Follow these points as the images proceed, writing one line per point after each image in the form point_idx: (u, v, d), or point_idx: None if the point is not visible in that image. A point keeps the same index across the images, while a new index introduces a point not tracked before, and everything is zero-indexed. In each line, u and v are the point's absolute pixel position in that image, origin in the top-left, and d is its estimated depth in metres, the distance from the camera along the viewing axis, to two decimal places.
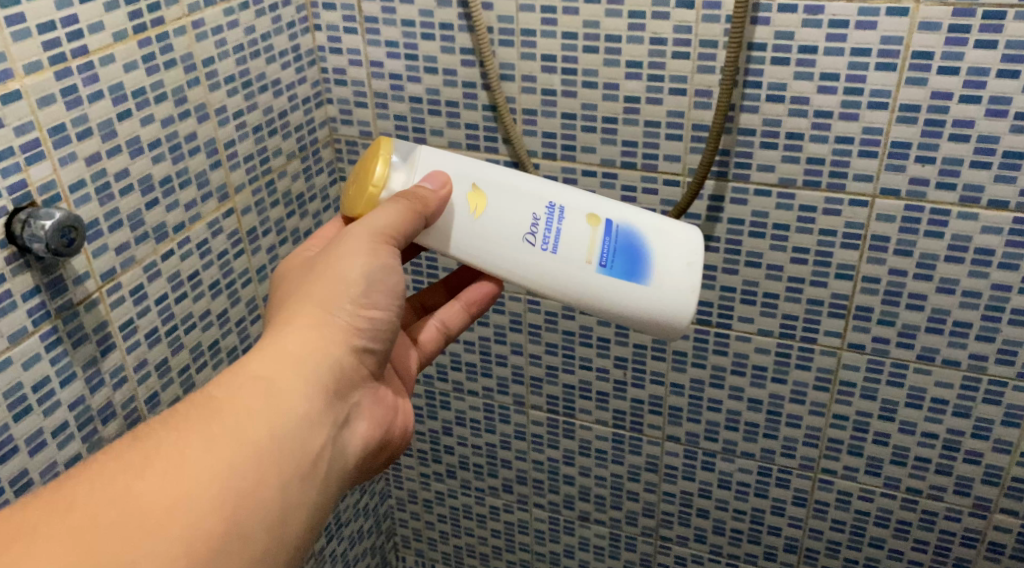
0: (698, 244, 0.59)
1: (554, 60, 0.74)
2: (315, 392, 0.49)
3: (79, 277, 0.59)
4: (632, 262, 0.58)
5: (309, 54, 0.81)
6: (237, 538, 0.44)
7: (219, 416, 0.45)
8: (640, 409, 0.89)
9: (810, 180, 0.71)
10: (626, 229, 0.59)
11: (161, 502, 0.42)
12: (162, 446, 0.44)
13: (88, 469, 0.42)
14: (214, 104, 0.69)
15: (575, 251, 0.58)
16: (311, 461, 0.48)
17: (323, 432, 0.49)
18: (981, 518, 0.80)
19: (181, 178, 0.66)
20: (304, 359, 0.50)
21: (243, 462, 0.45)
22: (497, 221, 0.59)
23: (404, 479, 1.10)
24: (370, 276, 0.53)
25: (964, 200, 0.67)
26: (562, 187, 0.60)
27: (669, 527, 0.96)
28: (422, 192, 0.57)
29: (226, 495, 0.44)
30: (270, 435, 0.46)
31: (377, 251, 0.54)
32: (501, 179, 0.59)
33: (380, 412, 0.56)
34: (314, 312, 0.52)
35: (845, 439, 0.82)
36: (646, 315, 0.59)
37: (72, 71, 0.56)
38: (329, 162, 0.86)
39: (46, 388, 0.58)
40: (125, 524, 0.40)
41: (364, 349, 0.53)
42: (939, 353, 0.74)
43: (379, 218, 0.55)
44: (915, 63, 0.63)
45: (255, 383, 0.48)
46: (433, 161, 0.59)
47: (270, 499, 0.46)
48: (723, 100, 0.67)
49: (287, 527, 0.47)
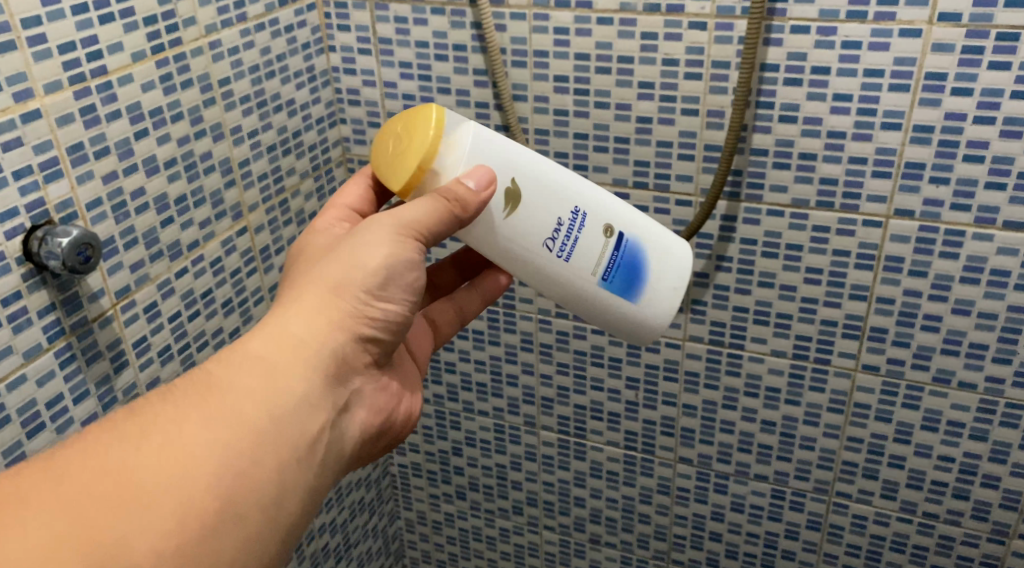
0: (687, 267, 0.62)
1: (566, 81, 0.74)
2: (318, 376, 0.49)
3: (94, 294, 0.59)
4: (630, 279, 0.60)
5: (323, 75, 0.81)
6: (230, 519, 0.44)
7: (216, 397, 0.45)
8: (651, 430, 0.89)
9: (823, 201, 0.70)
10: (634, 244, 0.59)
11: (155, 480, 0.41)
12: (160, 422, 0.43)
13: (83, 440, 0.42)
14: (230, 123, 0.69)
15: (584, 262, 0.58)
16: (307, 445, 0.48)
17: (321, 417, 0.49)
18: (999, 544, 0.79)
19: (196, 197, 0.67)
20: (308, 343, 0.49)
21: (239, 443, 0.45)
22: (523, 222, 0.57)
23: (414, 500, 1.09)
24: (391, 267, 0.51)
25: (979, 221, 0.66)
26: (590, 191, 0.58)
27: (682, 551, 0.95)
28: (461, 191, 0.53)
29: (221, 476, 0.43)
30: (269, 417, 0.46)
31: (396, 239, 0.52)
32: (537, 181, 0.56)
33: (383, 399, 0.55)
34: (323, 297, 0.50)
35: (860, 462, 0.81)
36: (622, 323, 0.62)
37: (91, 91, 0.56)
38: (341, 181, 0.87)
39: (59, 405, 0.58)
40: (116, 499, 0.40)
41: (376, 337, 0.52)
42: (955, 375, 0.73)
43: (411, 211, 0.52)
44: (929, 84, 0.63)
45: (258, 363, 0.47)
46: (476, 154, 0.55)
47: (266, 482, 0.45)
48: (735, 121, 0.67)
49: (281, 511, 0.46)
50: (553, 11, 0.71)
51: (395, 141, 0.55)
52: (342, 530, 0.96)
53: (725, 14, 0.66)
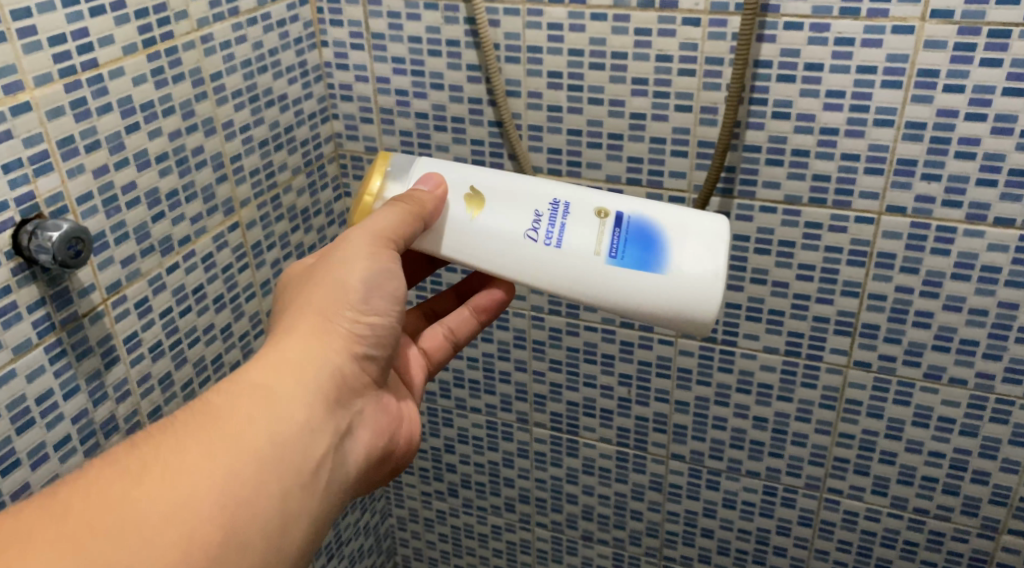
0: (725, 234, 0.57)
1: (559, 77, 0.74)
2: (317, 399, 0.49)
3: (85, 289, 0.59)
4: (645, 251, 0.57)
5: (315, 70, 0.81)
6: (237, 547, 0.43)
7: (215, 424, 0.45)
8: (644, 427, 0.89)
9: (816, 197, 0.71)
10: (635, 219, 0.58)
11: (159, 510, 0.41)
12: (161, 453, 0.43)
13: (83, 476, 0.41)
14: (221, 118, 0.69)
15: (583, 243, 0.57)
16: (311, 469, 0.48)
17: (323, 439, 0.49)
18: (989, 539, 0.80)
19: (188, 192, 0.67)
20: (304, 367, 0.49)
21: (242, 469, 0.44)
22: (499, 218, 0.58)
23: (406, 497, 1.09)
24: (375, 281, 0.52)
25: (970, 217, 0.67)
26: (568, 186, 0.59)
27: (673, 548, 0.95)
28: (418, 194, 0.57)
29: (225, 502, 0.43)
30: (270, 440, 0.46)
31: (379, 254, 0.53)
32: (500, 181, 0.59)
33: (384, 421, 0.55)
34: (314, 321, 0.51)
35: (851, 458, 0.81)
36: (663, 306, 0.57)
37: (82, 84, 0.56)
38: (333, 177, 0.86)
39: (49, 401, 0.58)
40: (119, 532, 0.40)
41: (368, 352, 0.52)
42: (946, 371, 0.73)
43: (379, 219, 0.54)
44: (921, 81, 0.63)
45: (255, 391, 0.47)
46: (428, 166, 0.60)
47: (272, 506, 0.45)
48: (729, 116, 0.67)
49: (288, 538, 0.46)
50: (546, 7, 0.71)
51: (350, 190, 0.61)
52: (333, 530, 0.96)
53: (720, 10, 0.66)
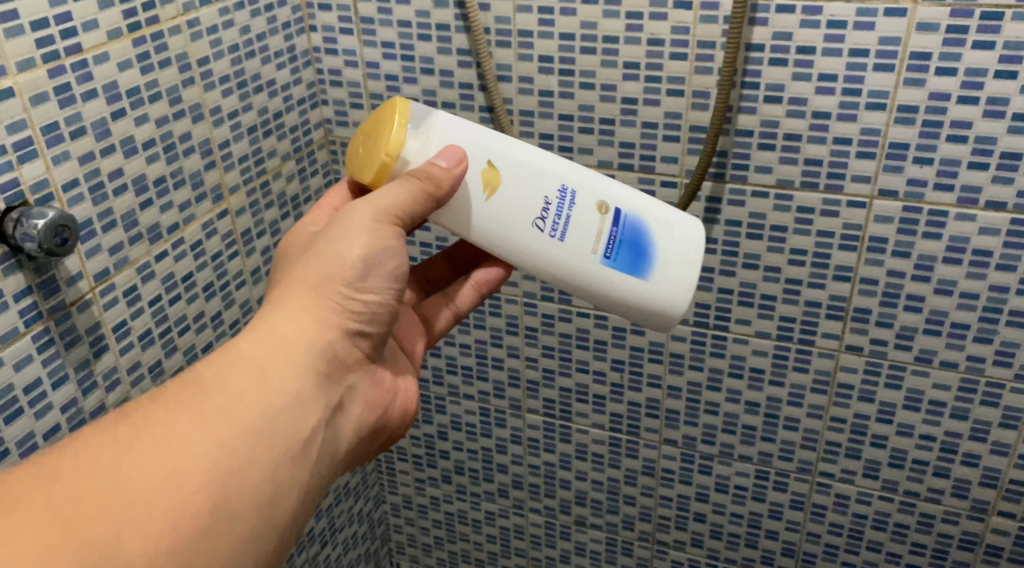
0: (700, 242, 0.59)
1: (551, 61, 0.73)
2: (308, 373, 0.48)
3: (72, 277, 0.58)
4: (635, 257, 0.58)
5: (304, 55, 0.80)
6: (225, 521, 0.43)
7: (206, 398, 0.45)
8: (636, 412, 0.89)
9: (808, 181, 0.70)
10: (633, 219, 0.58)
11: (145, 481, 0.41)
12: (150, 424, 0.43)
13: (72, 444, 0.42)
14: (209, 104, 0.68)
15: (582, 240, 0.57)
16: (301, 445, 0.48)
17: (313, 415, 0.48)
18: (978, 521, 0.80)
19: (175, 179, 0.66)
20: (297, 341, 0.49)
21: (230, 444, 0.44)
22: (509, 203, 0.57)
23: (399, 484, 1.09)
24: (374, 256, 0.51)
25: (962, 201, 0.67)
26: (578, 171, 0.58)
27: (666, 532, 0.96)
28: (434, 170, 0.54)
29: (213, 478, 0.43)
30: (259, 415, 0.46)
31: (379, 228, 0.52)
32: (518, 158, 0.57)
33: (377, 395, 0.55)
34: (309, 295, 0.50)
35: (842, 442, 0.82)
36: (644, 302, 0.60)
37: (65, 69, 0.55)
38: (324, 164, 0.86)
39: (37, 390, 0.57)
40: (106, 504, 0.40)
41: (363, 329, 0.52)
42: (937, 354, 0.73)
43: (388, 195, 0.52)
44: (913, 64, 0.63)
45: (247, 365, 0.47)
46: (448, 135, 0.56)
47: (261, 480, 0.45)
48: (721, 101, 0.66)
49: (276, 511, 0.46)
50: None
51: (363, 143, 0.57)
52: (326, 517, 0.96)
53: None
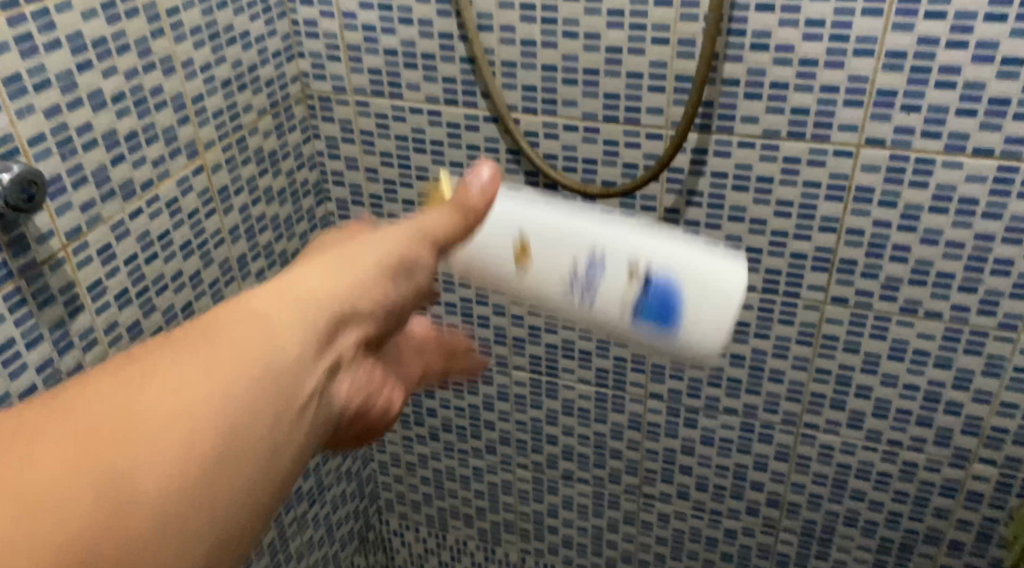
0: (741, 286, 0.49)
1: (533, 9, 0.71)
2: (365, 308, 0.40)
3: (42, 234, 0.57)
4: (665, 310, 0.49)
5: (279, 6, 0.78)
6: (244, 483, 0.33)
7: (251, 321, 0.35)
8: (623, 367, 0.89)
9: (794, 130, 0.69)
10: (665, 279, 0.49)
11: (185, 418, 0.31)
12: (181, 352, 0.33)
13: (73, 384, 0.31)
14: (180, 56, 0.66)
15: (608, 300, 0.51)
16: (332, 399, 0.38)
17: (363, 366, 0.41)
18: (960, 468, 0.81)
19: (147, 134, 0.64)
20: (361, 268, 0.40)
21: (274, 386, 0.34)
22: (539, 267, 0.52)
23: (387, 443, 1.09)
24: (412, 256, 0.42)
25: (949, 149, 0.66)
26: (607, 227, 0.51)
27: (653, 485, 0.97)
28: (470, 192, 0.46)
29: (256, 437, 0.34)
30: (309, 352, 0.36)
31: (423, 251, 0.44)
32: (543, 222, 0.52)
33: (403, 358, 0.48)
34: (362, 235, 0.42)
35: (827, 394, 0.82)
36: (674, 353, 0.51)
37: (26, 18, 0.53)
38: (301, 120, 0.84)
39: (10, 350, 0.56)
40: (147, 446, 0.30)
41: (424, 274, 0.44)
42: (922, 305, 0.73)
43: (428, 221, 0.45)
44: (901, 7, 0.62)
45: (293, 289, 0.37)
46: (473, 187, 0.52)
47: (292, 444, 0.36)
48: (708, 49, 0.65)
49: (294, 476, 0.36)
50: None
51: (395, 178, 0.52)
52: (314, 476, 0.96)
53: None
